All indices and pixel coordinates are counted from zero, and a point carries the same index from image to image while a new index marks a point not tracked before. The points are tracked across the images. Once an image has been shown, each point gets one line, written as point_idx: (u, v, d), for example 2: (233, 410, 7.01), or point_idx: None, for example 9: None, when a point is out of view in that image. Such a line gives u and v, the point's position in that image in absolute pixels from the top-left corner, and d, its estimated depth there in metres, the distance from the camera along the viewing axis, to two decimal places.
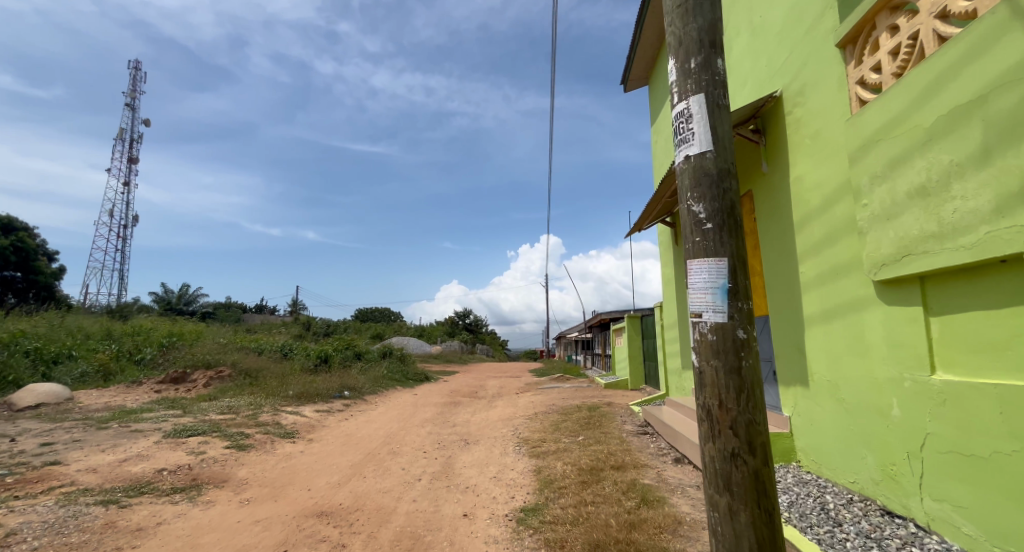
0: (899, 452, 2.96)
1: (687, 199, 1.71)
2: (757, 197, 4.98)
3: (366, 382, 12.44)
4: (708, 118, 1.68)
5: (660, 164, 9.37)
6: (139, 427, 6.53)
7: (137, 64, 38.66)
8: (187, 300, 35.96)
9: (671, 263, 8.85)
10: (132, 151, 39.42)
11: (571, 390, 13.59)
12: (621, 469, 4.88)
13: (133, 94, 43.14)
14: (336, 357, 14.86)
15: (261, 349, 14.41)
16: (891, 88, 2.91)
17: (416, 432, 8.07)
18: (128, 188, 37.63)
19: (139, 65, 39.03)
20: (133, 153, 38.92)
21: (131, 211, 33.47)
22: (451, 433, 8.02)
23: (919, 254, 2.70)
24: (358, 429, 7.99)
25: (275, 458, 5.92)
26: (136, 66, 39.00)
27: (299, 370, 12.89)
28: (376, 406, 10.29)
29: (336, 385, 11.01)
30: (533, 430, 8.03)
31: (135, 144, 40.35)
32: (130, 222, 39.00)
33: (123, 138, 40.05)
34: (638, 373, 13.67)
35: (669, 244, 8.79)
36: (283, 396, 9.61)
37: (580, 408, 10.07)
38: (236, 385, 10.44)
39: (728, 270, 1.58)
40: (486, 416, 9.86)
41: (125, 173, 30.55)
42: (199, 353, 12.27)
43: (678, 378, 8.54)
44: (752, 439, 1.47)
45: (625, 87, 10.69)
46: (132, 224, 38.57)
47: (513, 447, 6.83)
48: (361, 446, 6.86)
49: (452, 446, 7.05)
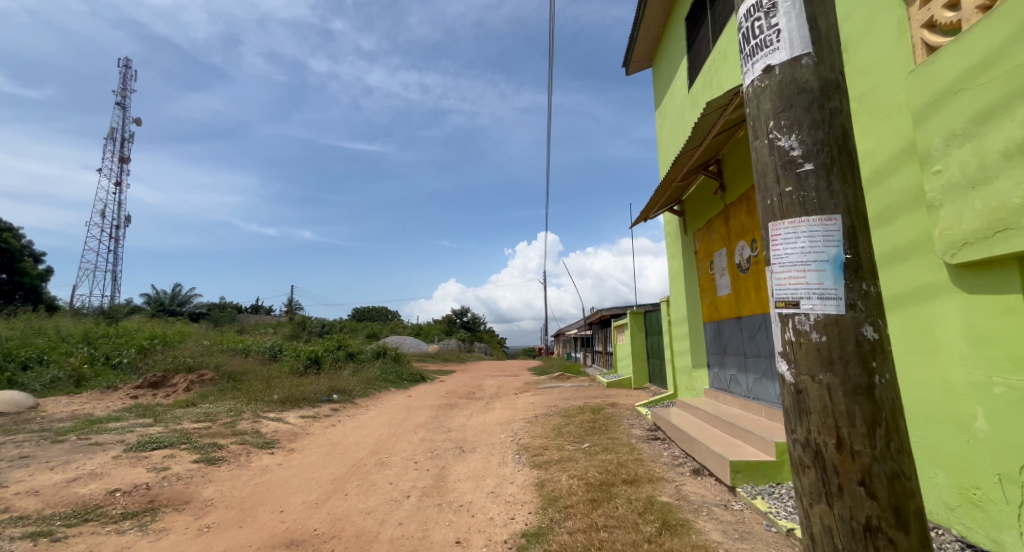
0: (986, 474, 2.41)
1: (769, 131, 1.13)
2: None
3: (357, 384, 11.86)
4: (803, 6, 1.10)
5: (666, 151, 8.78)
6: (100, 439, 5.93)
7: (126, 62, 37.82)
8: (180, 300, 35.31)
9: (679, 255, 8.30)
10: (123, 150, 38.95)
11: (572, 390, 13.04)
12: (635, 485, 4.32)
13: (123, 92, 42.56)
14: (327, 358, 14.26)
15: (249, 351, 13.82)
16: (977, 24, 2.33)
17: (408, 439, 7.49)
18: (119, 188, 37.10)
19: (128, 64, 38.40)
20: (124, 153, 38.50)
21: (120, 211, 32.85)
22: (446, 440, 7.44)
23: (1019, 228, 2.13)
24: (345, 437, 7.41)
25: (248, 473, 5.34)
26: (125, 64, 38.40)
27: (288, 372, 12.28)
28: (367, 411, 9.70)
29: (325, 388, 10.42)
30: (533, 435, 7.48)
31: (124, 144, 39.88)
32: (122, 223, 38.48)
33: (113, 137, 39.60)
34: (643, 371, 13.11)
35: (677, 234, 8.23)
36: (267, 401, 9.02)
37: (583, 410, 9.52)
38: (218, 389, 9.83)
39: (843, 233, 1.01)
40: (483, 419, 9.30)
41: (114, 172, 29.90)
42: (181, 355, 11.66)
43: (689, 377, 8.00)
44: (900, 503, 0.92)
45: (627, 70, 10.10)
46: (124, 224, 38.07)
47: (512, 456, 6.28)
48: (345, 457, 6.28)
49: (447, 456, 6.47)
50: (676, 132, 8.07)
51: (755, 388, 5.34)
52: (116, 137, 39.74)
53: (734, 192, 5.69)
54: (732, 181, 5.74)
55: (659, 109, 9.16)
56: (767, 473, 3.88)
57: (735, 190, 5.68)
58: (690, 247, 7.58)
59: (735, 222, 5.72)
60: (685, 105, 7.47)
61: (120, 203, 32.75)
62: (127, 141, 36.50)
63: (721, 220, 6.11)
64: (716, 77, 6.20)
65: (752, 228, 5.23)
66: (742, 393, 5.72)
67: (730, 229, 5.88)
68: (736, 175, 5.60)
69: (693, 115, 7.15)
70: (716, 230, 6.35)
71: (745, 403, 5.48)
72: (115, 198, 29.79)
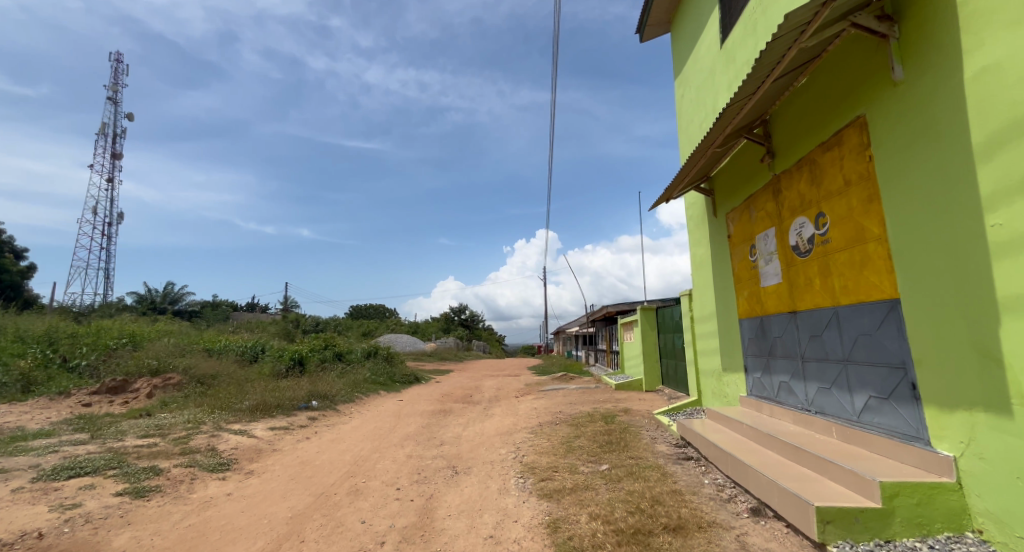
0: None
1: None
2: (876, 126, 3.35)
3: (342, 387, 10.77)
4: None
5: (689, 124, 7.68)
6: (8, 464, 4.82)
7: (118, 55, 36.57)
8: (172, 299, 34.12)
9: (705, 241, 7.23)
10: (114, 145, 38.00)
11: (578, 394, 11.97)
12: (682, 536, 3.23)
13: (115, 85, 41.46)
14: (311, 359, 13.17)
15: (226, 351, 12.70)
16: None
17: (393, 457, 6.40)
18: (109, 183, 36.10)
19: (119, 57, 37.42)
20: (115, 148, 37.53)
21: (111, 206, 31.89)
22: (437, 458, 6.36)
23: None
24: (320, 454, 6.32)
25: (184, 510, 4.25)
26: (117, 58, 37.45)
27: (267, 375, 11.17)
28: (350, 419, 8.63)
29: (303, 393, 9.31)
30: (539, 451, 6.40)
31: (118, 139, 39.00)
32: (113, 219, 37.49)
33: (104, 131, 38.60)
34: (655, 372, 12.07)
35: (704, 217, 7.14)
36: (235, 408, 7.92)
37: (593, 417, 8.48)
38: (182, 396, 8.73)
39: None
40: (480, 429, 8.25)
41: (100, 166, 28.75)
42: (147, 357, 10.54)
43: (718, 382, 6.96)
44: None
45: (640, 37, 9.02)
46: (116, 220, 37.12)
47: (516, 480, 5.22)
48: (314, 482, 5.19)
49: (437, 480, 5.40)
50: (702, 100, 6.97)
51: (819, 399, 4.26)
52: (106, 131, 38.59)
53: (788, 159, 4.60)
54: (784, 145, 4.65)
55: (679, 77, 8.06)
56: (871, 526, 2.80)
57: (789, 155, 4.60)
58: (720, 231, 6.55)
59: (786, 195, 4.65)
60: (716, 64, 6.36)
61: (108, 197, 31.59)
62: (116, 135, 35.29)
63: (767, 195, 5.03)
64: (761, 21, 5.09)
65: (816, 199, 4.13)
66: (797, 405, 4.64)
67: (780, 203, 4.80)
68: (792, 135, 4.51)
69: (727, 74, 6.04)
70: (759, 207, 5.28)
71: (805, 418, 4.40)
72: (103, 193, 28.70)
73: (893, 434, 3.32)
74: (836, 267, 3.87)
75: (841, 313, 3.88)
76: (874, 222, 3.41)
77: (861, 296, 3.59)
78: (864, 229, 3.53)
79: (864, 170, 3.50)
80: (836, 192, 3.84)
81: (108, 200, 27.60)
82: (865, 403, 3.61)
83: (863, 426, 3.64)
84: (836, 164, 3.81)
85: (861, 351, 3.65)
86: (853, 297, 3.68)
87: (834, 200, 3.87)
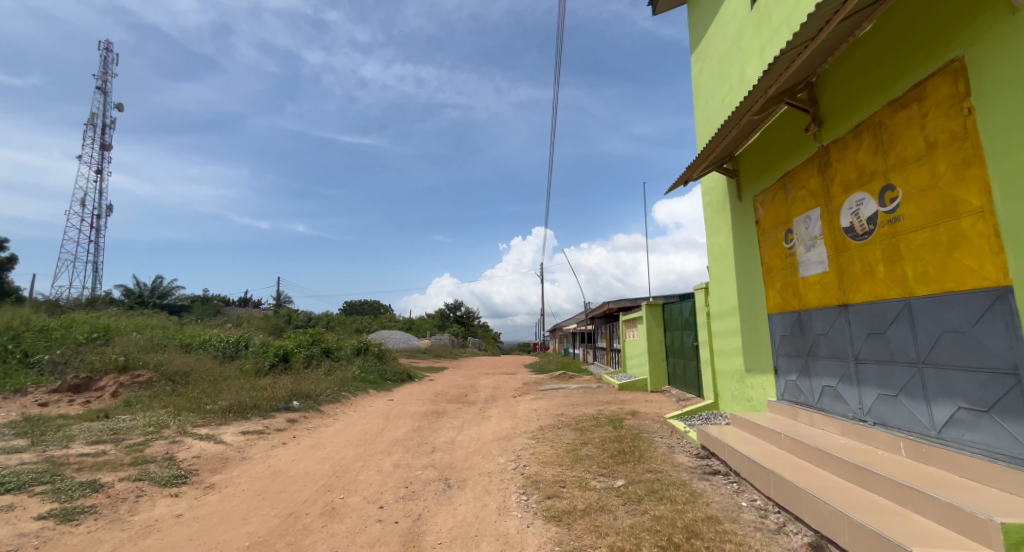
0: None
1: None
2: (981, 70, 2.66)
3: (328, 386, 10.05)
4: None
5: (708, 100, 6.99)
6: None
7: (109, 46, 35.86)
8: (160, 294, 33.17)
9: (726, 228, 6.55)
10: (104, 135, 37.16)
11: (579, 394, 11.29)
12: None
13: (105, 76, 40.60)
14: (297, 355, 12.43)
15: (205, 346, 11.93)
16: None
17: (378, 466, 5.69)
18: (98, 174, 35.32)
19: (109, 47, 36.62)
20: (104, 138, 36.67)
21: (99, 198, 31.13)
22: (428, 468, 5.65)
23: None
24: (295, 463, 5.59)
25: (120, 538, 3.51)
26: (106, 47, 36.67)
27: (247, 372, 10.42)
28: (334, 422, 7.93)
29: (284, 392, 8.57)
30: (543, 460, 5.71)
31: (107, 129, 38.17)
32: (102, 211, 36.67)
33: (94, 121, 37.79)
34: (660, 371, 11.48)
35: (726, 202, 6.45)
36: (205, 410, 7.17)
37: (599, 421, 7.82)
38: (151, 395, 8.00)
39: None
40: (476, 433, 7.58)
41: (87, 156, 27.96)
42: (116, 351, 9.76)
43: (739, 384, 6.32)
44: None
45: (653, 9, 8.33)
46: (104, 212, 36.24)
47: (518, 497, 4.53)
48: (284, 499, 4.47)
49: (427, 497, 4.70)
50: (728, 72, 6.29)
51: (880, 409, 3.60)
52: (94, 121, 37.60)
53: (841, 126, 3.90)
54: (835, 109, 3.95)
55: (697, 50, 7.37)
56: None
57: (842, 121, 3.89)
58: (747, 216, 5.87)
59: (834, 169, 3.97)
60: (746, 28, 5.66)
61: (97, 189, 30.84)
62: (104, 125, 34.33)
63: (809, 170, 4.33)
64: None
65: (879, 170, 3.46)
66: (848, 415, 3.98)
67: (826, 179, 4.12)
68: (848, 97, 3.80)
69: (760, 37, 5.35)
70: (798, 185, 4.58)
71: (861, 431, 3.74)
72: (95, 186, 28.03)
73: (994, 456, 2.66)
74: (910, 250, 3.20)
75: (914, 306, 3.21)
76: (972, 191, 2.73)
77: (949, 285, 2.91)
78: (954, 202, 2.85)
79: (955, 127, 2.82)
80: (912, 159, 3.15)
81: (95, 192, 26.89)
82: (951, 416, 2.95)
83: (947, 445, 2.98)
84: (913, 123, 3.12)
85: (946, 353, 2.99)
86: (936, 286, 3.01)
87: (908, 169, 3.18)
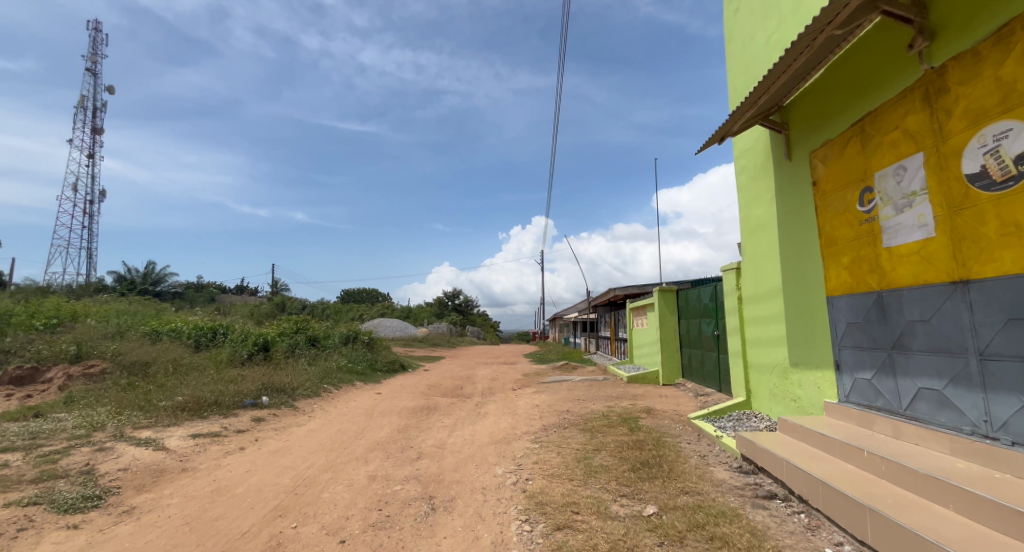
0: None
1: None
2: None
3: (308, 379, 9.07)
4: None
5: (747, 44, 5.88)
6: None
7: (98, 26, 34.79)
8: (153, 280, 32.18)
9: (768, 195, 5.49)
10: (95, 116, 36.07)
11: (585, 388, 10.29)
12: None
13: (95, 57, 39.38)
14: (279, 344, 11.45)
15: (176, 334, 10.93)
16: None
17: (349, 480, 4.68)
18: (90, 156, 34.35)
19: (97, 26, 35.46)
20: (95, 119, 35.67)
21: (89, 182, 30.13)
22: (409, 482, 4.65)
23: None
24: (246, 477, 4.58)
25: None
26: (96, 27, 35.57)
27: (219, 363, 9.42)
28: (309, 420, 6.96)
29: (252, 386, 7.56)
30: (548, 472, 4.71)
31: (97, 111, 37.01)
32: (95, 195, 35.75)
33: (85, 103, 36.77)
34: (673, 363, 10.52)
35: (769, 163, 5.38)
36: (155, 408, 6.18)
37: (612, 420, 6.84)
38: (99, 389, 7.00)
39: None
40: (470, 434, 6.60)
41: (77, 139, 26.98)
42: (69, 339, 8.75)
43: (781, 380, 5.33)
44: None
45: None
46: (97, 197, 35.35)
47: (518, 528, 3.52)
48: (216, 530, 3.46)
49: (403, 525, 3.70)
50: (775, 4, 5.18)
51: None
52: (85, 103, 36.47)
53: (968, 33, 2.83)
54: (958, 14, 2.89)
55: None
56: None
57: (967, 29, 2.84)
58: (800, 177, 4.81)
59: (952, 96, 2.91)
60: None
61: (89, 173, 29.92)
62: (95, 106, 33.31)
63: (907, 104, 3.27)
64: None
65: None
66: (961, 429, 2.97)
67: (935, 112, 3.06)
68: None
69: None
70: (884, 127, 3.52)
71: (988, 452, 2.74)
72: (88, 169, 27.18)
73: None
74: None
75: None
76: None
77: None
78: None
79: None
80: None
81: (86, 175, 26.07)
82: None
83: None
84: None
85: None
86: None
87: None
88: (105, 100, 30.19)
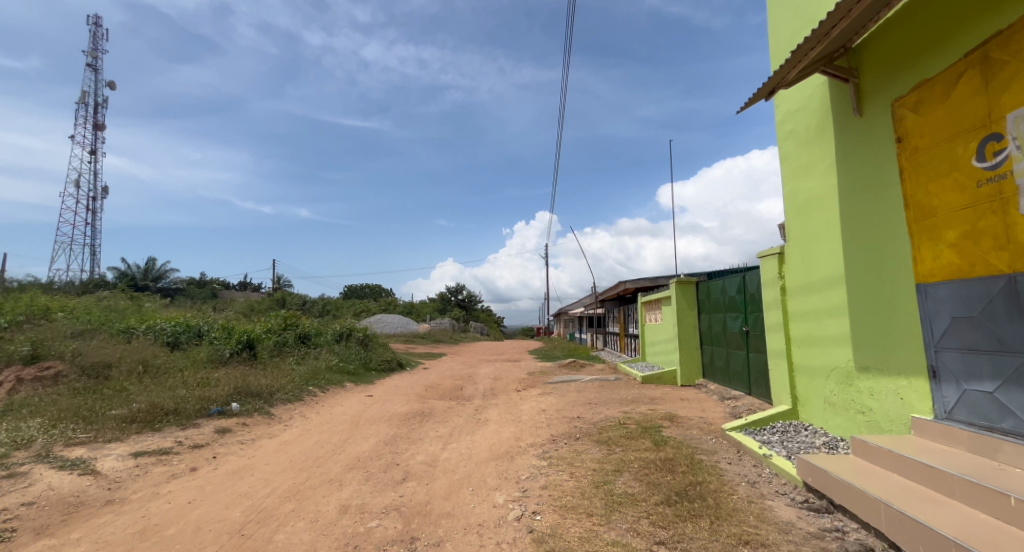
0: None
1: None
2: None
3: (291, 381, 8.19)
4: None
5: None
6: None
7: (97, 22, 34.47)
8: (154, 277, 31.47)
9: (825, 162, 4.53)
10: (98, 113, 35.82)
11: (596, 390, 9.36)
12: None
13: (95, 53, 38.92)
14: (265, 342, 10.58)
15: (153, 332, 10.08)
16: None
17: (314, 514, 3.77)
18: (92, 153, 34.11)
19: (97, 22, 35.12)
20: (94, 116, 35.22)
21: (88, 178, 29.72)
22: (387, 516, 3.75)
23: None
24: (186, 510, 3.69)
25: None
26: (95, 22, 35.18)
27: (195, 363, 8.57)
28: (284, 431, 6.07)
29: (223, 390, 6.69)
30: (562, 504, 3.78)
31: (100, 108, 36.69)
32: (98, 193, 35.39)
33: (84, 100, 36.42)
34: (692, 362, 9.58)
35: (828, 124, 4.43)
36: (103, 419, 5.31)
37: (631, 430, 5.92)
38: (46, 395, 6.14)
39: None
40: (467, 447, 5.70)
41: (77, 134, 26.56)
42: (25, 338, 7.88)
43: (842, 387, 4.38)
44: None
45: None
46: (99, 194, 35.01)
47: None
48: None
49: None
50: None
51: None
52: (84, 99, 36.01)
53: None
54: None
55: None
56: None
57: None
58: (874, 135, 3.85)
59: None
60: None
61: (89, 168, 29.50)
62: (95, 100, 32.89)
63: None
64: None
65: None
66: None
67: None
68: None
69: None
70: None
71: None
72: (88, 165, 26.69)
73: None
74: None
75: None
76: None
77: None
78: None
79: None
80: None
81: (88, 173, 25.76)
82: None
83: None
84: None
85: None
86: None
87: None
88: (106, 99, 30.03)
